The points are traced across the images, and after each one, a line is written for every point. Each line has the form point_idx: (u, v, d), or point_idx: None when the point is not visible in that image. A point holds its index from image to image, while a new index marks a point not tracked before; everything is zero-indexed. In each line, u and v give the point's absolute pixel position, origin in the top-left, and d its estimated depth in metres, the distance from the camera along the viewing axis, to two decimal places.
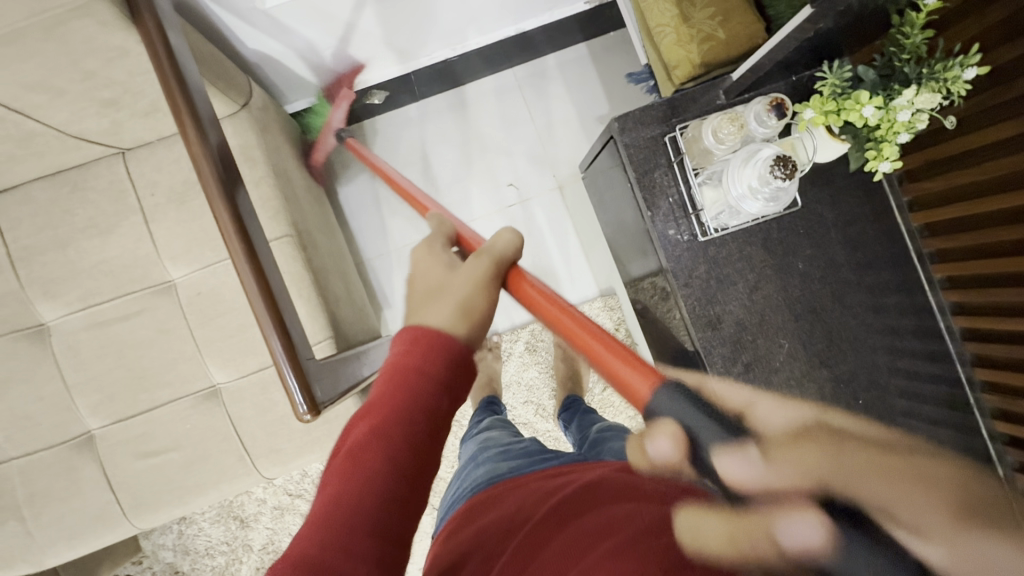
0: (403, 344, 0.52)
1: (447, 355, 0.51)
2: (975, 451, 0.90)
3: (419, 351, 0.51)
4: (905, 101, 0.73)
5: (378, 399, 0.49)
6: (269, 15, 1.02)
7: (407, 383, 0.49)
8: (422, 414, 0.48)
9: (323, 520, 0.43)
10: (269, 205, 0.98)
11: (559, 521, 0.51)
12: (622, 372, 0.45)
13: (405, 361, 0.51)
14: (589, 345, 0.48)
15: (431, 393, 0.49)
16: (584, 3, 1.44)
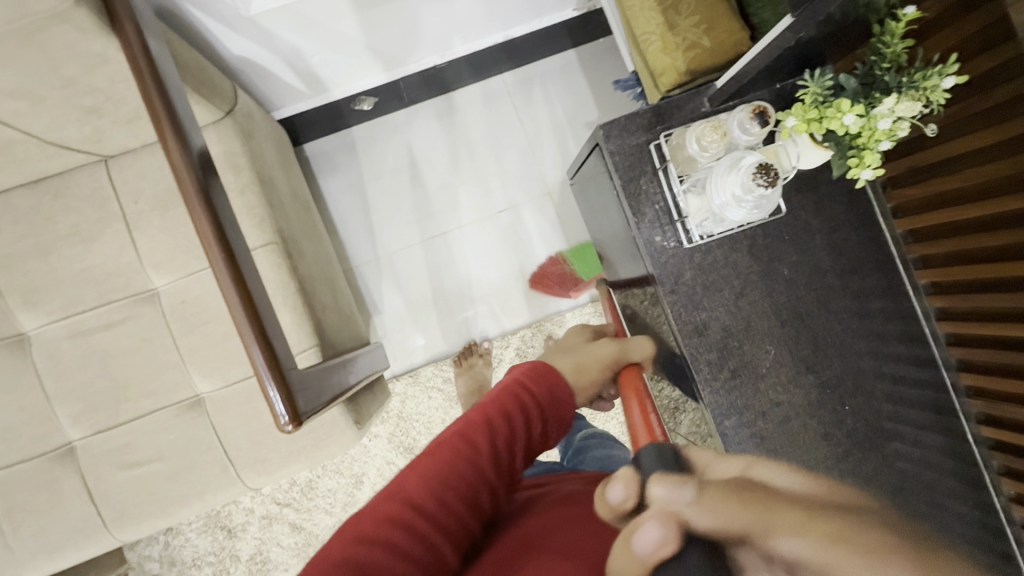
0: (523, 371, 0.66)
1: (549, 390, 0.64)
2: (964, 457, 0.89)
3: (532, 382, 0.64)
4: (885, 109, 0.73)
5: (488, 404, 0.59)
6: (254, 22, 1.01)
7: (518, 396, 0.61)
8: (523, 428, 0.59)
9: (429, 482, 0.52)
10: (254, 212, 0.97)
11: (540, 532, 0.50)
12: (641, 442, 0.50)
13: (519, 382, 0.63)
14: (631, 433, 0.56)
15: (531, 417, 0.60)
16: (572, 10, 1.43)
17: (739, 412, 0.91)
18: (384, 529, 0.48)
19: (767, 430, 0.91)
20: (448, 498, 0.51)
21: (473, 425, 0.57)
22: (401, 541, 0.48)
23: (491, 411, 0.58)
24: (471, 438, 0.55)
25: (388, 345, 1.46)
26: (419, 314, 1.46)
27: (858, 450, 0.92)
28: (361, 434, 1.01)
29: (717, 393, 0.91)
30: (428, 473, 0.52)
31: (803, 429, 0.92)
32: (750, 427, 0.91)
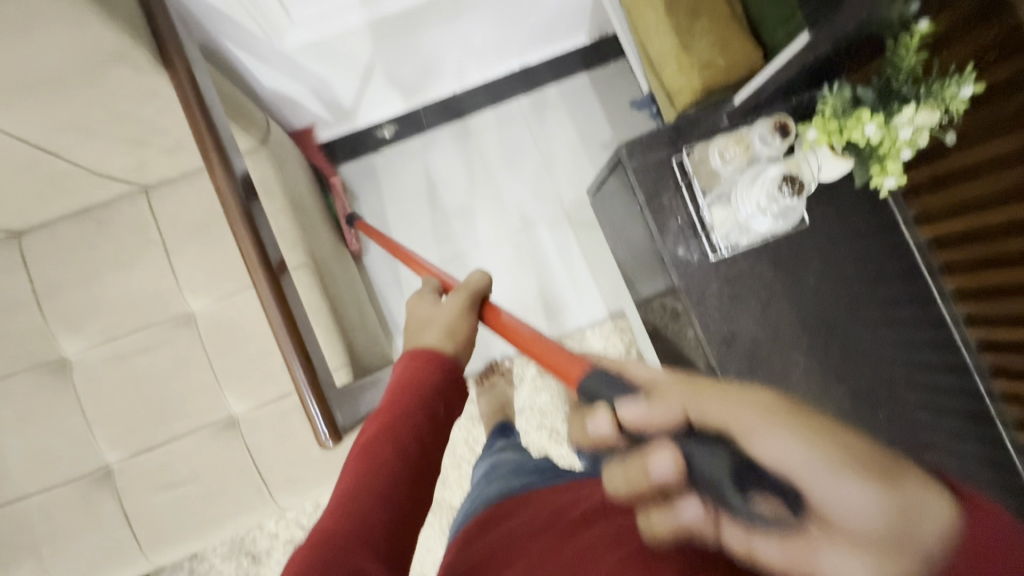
0: (404, 366, 0.60)
1: (438, 379, 0.59)
2: (999, 463, 0.91)
3: (417, 368, 0.59)
4: (906, 119, 0.75)
5: (389, 410, 0.56)
6: (287, 56, 1.07)
7: (418, 393, 0.57)
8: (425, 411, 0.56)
9: (349, 495, 0.49)
10: (287, 236, 1.00)
11: (579, 522, 0.50)
12: (566, 364, 0.50)
13: (407, 378, 0.59)
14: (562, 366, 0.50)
15: (430, 395, 0.58)
16: (583, 37, 1.51)
17: None
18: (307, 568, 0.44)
19: None
20: (367, 507, 0.48)
21: (380, 443, 0.53)
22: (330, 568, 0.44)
23: (383, 424, 0.55)
24: (378, 449, 0.52)
25: None
26: None
27: None
28: None
29: None
30: (349, 502, 0.49)
31: None
32: None
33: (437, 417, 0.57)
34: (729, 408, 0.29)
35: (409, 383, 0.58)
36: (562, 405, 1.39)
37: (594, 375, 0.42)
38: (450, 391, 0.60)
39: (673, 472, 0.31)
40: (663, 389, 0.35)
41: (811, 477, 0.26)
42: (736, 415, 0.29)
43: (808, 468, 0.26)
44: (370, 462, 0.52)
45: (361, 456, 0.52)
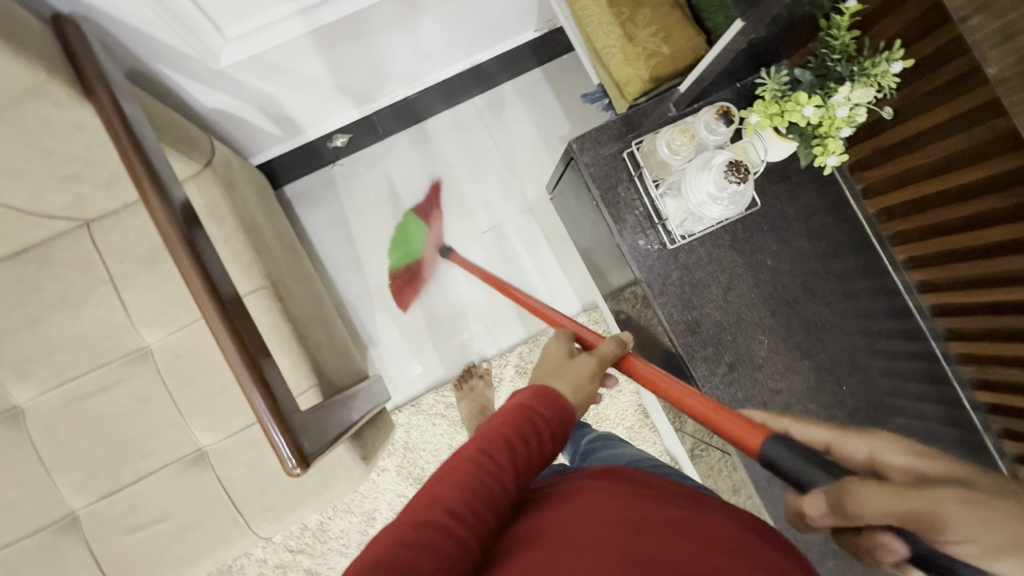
0: (534, 389, 0.61)
1: (558, 422, 0.59)
2: (962, 422, 0.93)
3: (545, 401, 0.60)
4: (842, 98, 0.76)
5: (502, 422, 0.56)
6: (223, 74, 1.03)
7: (540, 422, 0.57)
8: (541, 437, 0.57)
9: (462, 496, 0.49)
10: (241, 259, 0.98)
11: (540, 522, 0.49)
12: (744, 433, 0.60)
13: (535, 402, 0.59)
14: (739, 433, 0.60)
15: (546, 430, 0.58)
16: (534, 31, 1.45)
17: (740, 404, 0.93)
18: (410, 537, 0.45)
19: None
20: (482, 501, 0.49)
21: (495, 452, 0.53)
22: (436, 548, 0.45)
23: (508, 432, 0.55)
24: (493, 452, 0.53)
25: (388, 377, 1.45)
26: (414, 343, 1.47)
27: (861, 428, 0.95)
28: (369, 470, 1.01)
29: (717, 388, 0.92)
30: (460, 487, 0.49)
31: (806, 413, 0.94)
32: None
33: (547, 449, 0.57)
34: (936, 524, 0.39)
35: (524, 408, 0.58)
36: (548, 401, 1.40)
37: (778, 444, 0.55)
38: (563, 430, 0.60)
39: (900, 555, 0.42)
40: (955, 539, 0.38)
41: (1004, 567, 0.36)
42: (946, 529, 0.38)
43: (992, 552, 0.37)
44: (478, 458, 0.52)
45: (471, 453, 0.53)
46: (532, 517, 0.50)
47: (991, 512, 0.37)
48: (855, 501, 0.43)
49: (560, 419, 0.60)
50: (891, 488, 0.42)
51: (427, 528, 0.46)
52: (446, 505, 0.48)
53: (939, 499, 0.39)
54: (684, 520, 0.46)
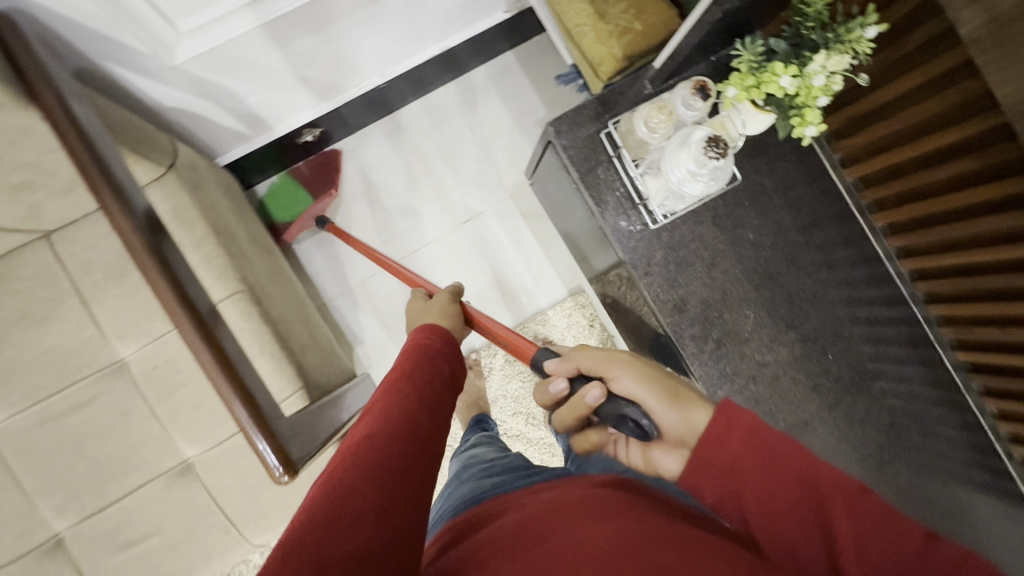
0: (421, 330, 0.68)
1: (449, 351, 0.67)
2: (943, 381, 0.97)
3: (433, 336, 0.67)
4: (818, 66, 0.75)
5: (403, 363, 0.61)
6: (181, 70, 0.98)
7: (433, 350, 0.65)
8: (441, 365, 0.63)
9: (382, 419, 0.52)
10: (214, 263, 0.94)
11: (540, 529, 0.47)
12: (524, 345, 0.78)
13: (426, 338, 0.66)
14: (523, 347, 0.78)
15: (442, 359, 0.64)
16: (504, 12, 1.42)
17: (729, 379, 0.93)
18: (346, 461, 0.47)
19: (759, 392, 0.93)
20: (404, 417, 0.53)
21: (404, 382, 0.57)
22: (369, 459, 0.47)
23: (408, 363, 0.61)
24: (403, 381, 0.58)
25: (376, 374, 1.43)
26: (399, 338, 1.45)
27: (848, 395, 0.96)
28: None
29: (706, 365, 0.93)
30: (380, 415, 0.53)
31: (793, 383, 0.95)
32: (743, 392, 0.93)
33: (446, 372, 0.63)
34: (606, 364, 0.61)
35: (419, 345, 0.65)
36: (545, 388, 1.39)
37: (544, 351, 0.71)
38: (457, 359, 0.67)
39: (596, 398, 0.58)
40: (660, 414, 0.57)
41: (653, 407, 0.57)
42: (609, 368, 0.60)
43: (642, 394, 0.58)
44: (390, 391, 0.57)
45: (384, 391, 0.57)
46: (530, 523, 0.48)
47: (637, 364, 0.60)
48: (575, 352, 0.65)
49: (449, 346, 0.67)
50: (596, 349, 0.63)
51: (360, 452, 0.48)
52: (372, 431, 0.50)
53: (613, 353, 0.62)
54: (693, 533, 0.45)
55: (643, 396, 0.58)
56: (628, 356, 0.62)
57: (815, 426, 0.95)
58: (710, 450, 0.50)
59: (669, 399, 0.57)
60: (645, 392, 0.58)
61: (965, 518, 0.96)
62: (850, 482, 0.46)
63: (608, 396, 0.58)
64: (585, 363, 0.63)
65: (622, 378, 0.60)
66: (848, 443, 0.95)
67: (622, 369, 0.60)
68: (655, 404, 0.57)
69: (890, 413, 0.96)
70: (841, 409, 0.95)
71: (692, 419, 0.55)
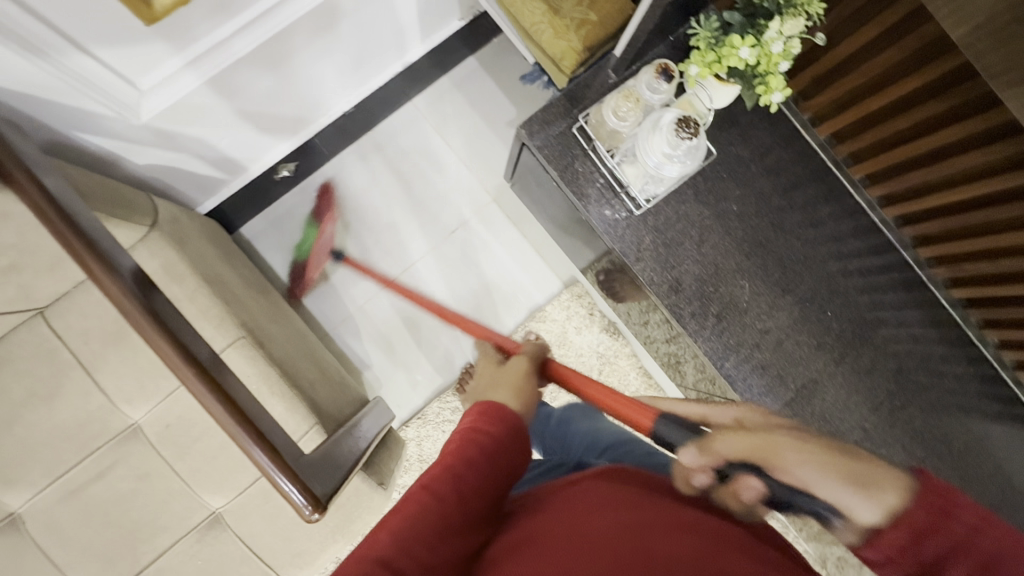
0: (473, 416, 0.60)
1: (506, 446, 0.58)
2: (942, 319, 0.98)
3: (486, 427, 0.58)
4: (775, 33, 0.75)
5: (454, 459, 0.55)
6: (149, 128, 0.98)
7: (485, 448, 0.56)
8: (493, 466, 0.56)
9: (404, 540, 0.49)
10: (211, 313, 0.95)
11: (546, 523, 0.52)
12: (635, 414, 0.71)
13: (479, 426, 0.58)
14: (639, 420, 0.70)
15: (499, 457, 0.57)
16: (459, 19, 1.43)
17: (734, 351, 0.94)
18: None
19: (766, 359, 0.95)
20: (426, 541, 0.49)
21: (444, 485, 0.53)
22: None
23: (458, 461, 0.55)
24: (441, 489, 0.52)
25: (389, 395, 1.44)
26: (405, 356, 1.45)
27: (852, 347, 0.97)
28: (389, 494, 1.02)
29: (709, 340, 0.94)
30: (403, 534, 0.49)
31: (798, 346, 0.96)
32: (750, 361, 0.94)
33: (497, 477, 0.56)
34: (767, 451, 0.54)
35: (474, 437, 0.57)
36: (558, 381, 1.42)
37: (665, 424, 0.67)
38: (516, 457, 0.58)
39: (755, 495, 0.54)
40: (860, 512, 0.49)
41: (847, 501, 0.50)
42: (775, 455, 0.54)
43: (820, 481, 0.51)
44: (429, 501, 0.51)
45: (421, 491, 0.52)
46: (535, 517, 0.53)
47: (804, 444, 0.53)
48: (719, 441, 0.57)
49: (511, 444, 0.58)
50: (747, 434, 0.56)
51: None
52: (388, 554, 0.48)
53: (769, 436, 0.55)
54: (688, 517, 0.50)
55: (830, 489, 0.51)
56: (786, 435, 0.54)
57: (825, 383, 0.96)
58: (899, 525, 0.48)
59: (840, 481, 0.50)
60: (830, 479, 0.51)
61: (982, 448, 0.98)
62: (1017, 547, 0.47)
63: (772, 484, 0.53)
64: (742, 454, 0.55)
65: (795, 468, 0.52)
66: (859, 395, 0.97)
67: (789, 451, 0.53)
68: (841, 491, 0.50)
69: (896, 359, 0.98)
70: (848, 362, 0.97)
71: (870, 503, 0.49)
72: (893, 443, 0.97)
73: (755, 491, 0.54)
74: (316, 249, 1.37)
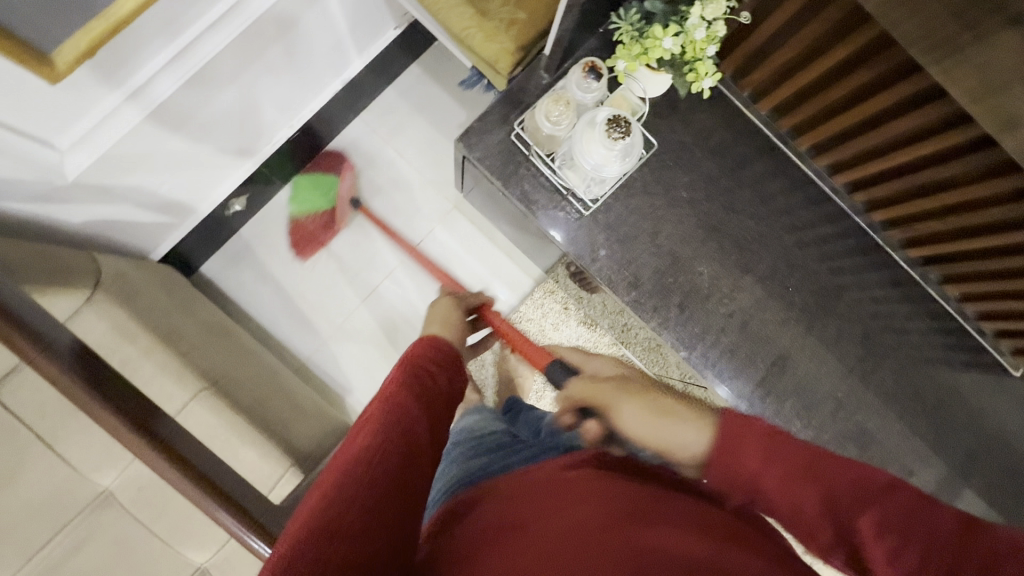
0: (415, 344, 0.64)
1: (446, 366, 0.63)
2: (902, 280, 0.98)
3: (428, 353, 0.63)
4: (696, 19, 0.74)
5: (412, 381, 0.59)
6: (79, 185, 0.95)
7: (429, 366, 0.61)
8: (439, 383, 0.60)
9: (374, 444, 0.51)
10: (170, 368, 0.93)
11: (516, 511, 0.51)
12: (535, 356, 0.82)
13: (420, 352, 0.63)
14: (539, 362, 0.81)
15: (441, 374, 0.62)
16: (394, 28, 1.40)
17: (701, 338, 0.94)
18: (331, 497, 0.47)
19: (732, 342, 0.95)
20: (394, 441, 0.52)
21: (399, 395, 0.56)
22: (350, 492, 0.47)
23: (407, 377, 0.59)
24: (400, 399, 0.56)
25: None
26: (385, 375, 1.44)
27: (818, 318, 0.97)
28: None
29: (673, 330, 0.94)
30: (371, 439, 0.52)
31: (763, 324, 0.96)
32: (717, 346, 0.94)
33: (443, 389, 0.60)
34: (607, 396, 0.61)
35: (419, 359, 0.62)
36: (542, 380, 1.41)
37: (557, 370, 0.75)
38: (455, 374, 0.64)
39: (593, 435, 0.61)
40: (680, 448, 0.54)
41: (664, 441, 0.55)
42: (610, 401, 0.60)
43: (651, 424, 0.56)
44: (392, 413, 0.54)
45: (379, 403, 0.55)
46: (504, 506, 0.53)
47: (638, 394, 0.59)
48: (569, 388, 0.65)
49: (449, 363, 0.63)
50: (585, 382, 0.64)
51: (343, 488, 0.48)
52: (363, 455, 0.50)
53: (614, 386, 0.61)
54: (657, 493, 0.50)
55: (655, 427, 0.56)
56: (620, 382, 0.62)
57: (793, 358, 0.96)
58: (726, 453, 0.50)
59: (658, 420, 0.56)
60: (655, 423, 0.56)
61: (955, 401, 1.00)
62: (878, 480, 0.46)
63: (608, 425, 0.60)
64: (589, 399, 0.62)
65: (623, 411, 0.59)
66: (828, 365, 0.97)
67: (620, 398, 0.60)
68: (663, 431, 0.55)
69: (862, 324, 0.98)
70: (815, 334, 0.97)
71: (684, 439, 0.53)
72: (867, 407, 0.98)
73: (595, 430, 0.61)
74: (340, 195, 1.44)
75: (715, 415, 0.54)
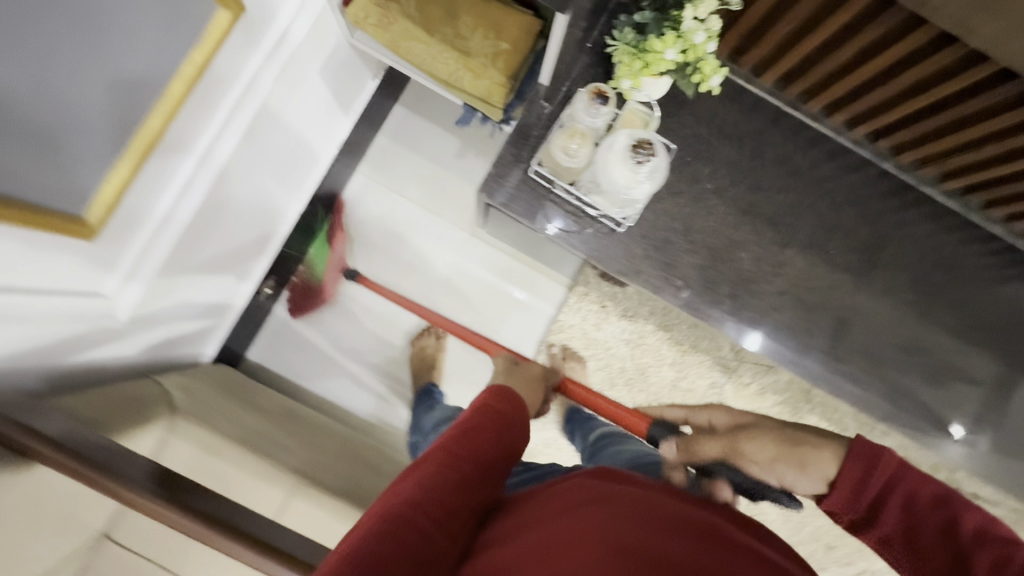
0: (491, 394, 0.67)
1: (516, 423, 0.65)
2: (941, 211, 0.98)
3: (504, 405, 0.66)
4: (692, 22, 0.73)
5: (470, 422, 0.63)
6: (130, 322, 0.98)
7: (502, 420, 0.64)
8: (508, 435, 0.63)
9: (440, 479, 0.55)
10: (262, 472, 0.96)
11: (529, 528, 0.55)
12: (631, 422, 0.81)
13: (497, 404, 0.66)
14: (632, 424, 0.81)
15: (511, 430, 0.64)
16: (372, 78, 1.40)
17: (760, 321, 0.95)
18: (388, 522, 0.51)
19: (790, 317, 0.95)
20: (455, 483, 0.56)
21: (469, 440, 0.60)
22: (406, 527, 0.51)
23: (481, 426, 0.62)
24: (471, 442, 0.60)
25: None
26: None
27: (868, 271, 0.97)
28: None
29: (730, 320, 0.94)
30: (436, 473, 0.56)
31: (817, 291, 0.96)
32: (777, 324, 0.95)
33: (509, 445, 0.63)
34: (727, 448, 0.64)
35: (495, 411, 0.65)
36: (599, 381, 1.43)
37: (657, 429, 0.76)
38: (520, 430, 0.66)
39: (717, 491, 0.64)
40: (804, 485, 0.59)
41: (789, 479, 0.60)
42: (733, 452, 0.64)
43: (772, 467, 0.61)
44: (456, 450, 0.59)
45: (451, 443, 0.59)
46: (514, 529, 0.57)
47: (757, 435, 0.62)
48: (698, 445, 0.66)
49: (518, 418, 0.66)
50: (716, 437, 0.65)
51: (404, 514, 0.52)
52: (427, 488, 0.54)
53: (726, 435, 0.64)
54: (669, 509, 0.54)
55: (772, 470, 0.61)
56: (737, 428, 0.65)
57: (853, 316, 0.96)
58: (851, 480, 0.56)
59: (787, 459, 0.60)
60: (773, 463, 0.61)
61: None
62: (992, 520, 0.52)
63: (737, 479, 0.64)
64: (703, 454, 0.66)
65: (749, 463, 0.63)
66: (889, 315, 0.97)
67: (744, 451, 0.63)
68: (783, 472, 0.60)
69: (914, 266, 0.98)
70: (869, 287, 0.97)
71: (805, 478, 0.59)
72: (937, 344, 0.98)
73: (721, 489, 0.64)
74: (332, 265, 1.44)
75: (834, 442, 0.59)
